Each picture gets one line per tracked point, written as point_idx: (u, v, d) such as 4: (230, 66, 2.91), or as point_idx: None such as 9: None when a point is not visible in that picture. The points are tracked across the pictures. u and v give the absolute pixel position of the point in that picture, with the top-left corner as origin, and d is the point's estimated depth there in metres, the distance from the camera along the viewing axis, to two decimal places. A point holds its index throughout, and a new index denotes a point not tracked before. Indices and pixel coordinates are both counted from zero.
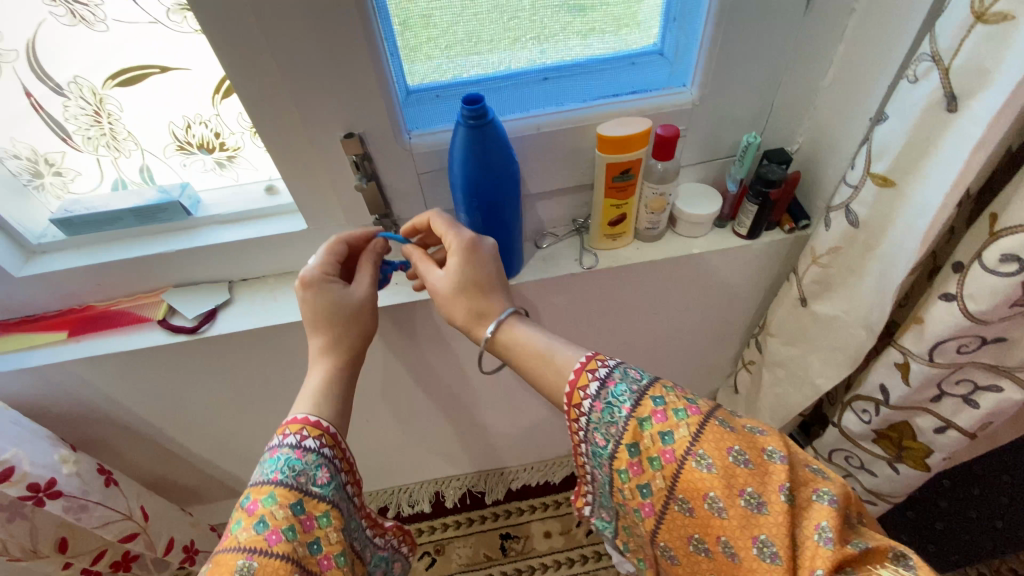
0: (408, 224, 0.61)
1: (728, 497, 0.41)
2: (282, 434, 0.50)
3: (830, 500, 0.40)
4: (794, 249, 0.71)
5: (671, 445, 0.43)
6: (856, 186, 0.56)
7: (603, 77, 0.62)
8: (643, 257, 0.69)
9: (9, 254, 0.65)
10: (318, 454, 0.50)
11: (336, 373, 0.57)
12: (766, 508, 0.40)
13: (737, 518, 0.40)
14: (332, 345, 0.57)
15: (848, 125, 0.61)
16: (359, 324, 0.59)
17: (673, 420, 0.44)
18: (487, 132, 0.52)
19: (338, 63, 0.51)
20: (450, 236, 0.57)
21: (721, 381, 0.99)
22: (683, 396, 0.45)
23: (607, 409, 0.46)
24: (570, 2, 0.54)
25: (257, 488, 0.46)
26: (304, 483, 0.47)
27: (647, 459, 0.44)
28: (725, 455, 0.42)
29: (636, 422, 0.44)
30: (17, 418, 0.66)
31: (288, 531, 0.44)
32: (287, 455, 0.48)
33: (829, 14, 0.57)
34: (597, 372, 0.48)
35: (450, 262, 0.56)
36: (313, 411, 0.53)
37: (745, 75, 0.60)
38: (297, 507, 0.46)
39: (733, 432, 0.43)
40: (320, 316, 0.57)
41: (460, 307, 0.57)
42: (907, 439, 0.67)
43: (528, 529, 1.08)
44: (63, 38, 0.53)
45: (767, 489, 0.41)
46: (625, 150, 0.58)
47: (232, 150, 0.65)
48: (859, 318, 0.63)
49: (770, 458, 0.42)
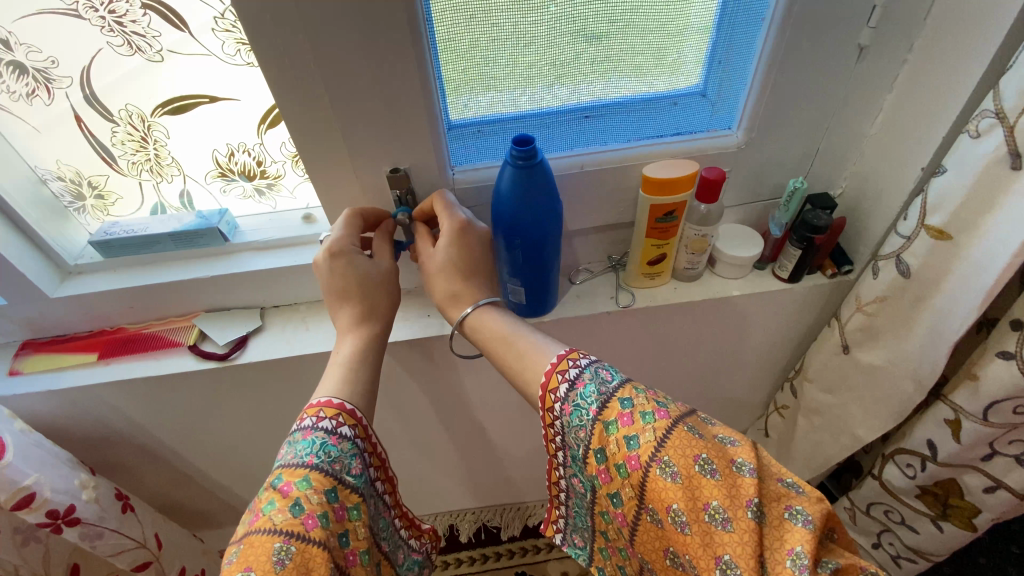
0: (418, 209, 0.59)
1: (692, 510, 0.38)
2: (316, 417, 0.47)
3: (804, 520, 0.37)
4: (835, 293, 0.70)
5: (636, 450, 0.40)
6: (909, 237, 0.56)
7: (645, 116, 0.60)
8: (681, 298, 0.68)
9: (46, 274, 0.65)
10: (351, 443, 0.47)
11: (367, 345, 0.54)
12: (730, 525, 0.37)
13: (700, 533, 0.38)
14: (358, 318, 0.54)
15: (897, 173, 0.60)
16: (386, 295, 0.56)
17: (640, 423, 0.41)
18: (536, 173, 0.52)
19: (390, 100, 0.51)
20: (445, 218, 0.55)
21: (750, 423, 0.96)
22: (654, 399, 0.42)
23: (575, 411, 0.44)
24: (586, 30, 0.52)
25: (289, 469, 0.44)
26: (339, 470, 0.45)
27: (614, 465, 0.42)
28: (691, 464, 0.38)
29: (602, 425, 0.42)
30: (40, 441, 0.65)
31: (323, 518, 0.42)
32: (323, 440, 0.46)
33: (880, 64, 0.56)
34: (567, 374, 0.46)
35: (443, 242, 0.54)
36: (344, 397, 0.49)
37: (793, 121, 0.60)
38: (331, 494, 0.43)
39: (702, 439, 0.40)
40: (342, 289, 0.54)
41: (442, 295, 0.56)
42: (953, 496, 0.64)
43: (544, 568, 1.05)
44: (118, 67, 0.54)
45: (734, 504, 0.37)
46: (670, 193, 0.57)
47: (273, 177, 0.65)
48: (907, 369, 0.61)
49: (739, 470, 0.38)
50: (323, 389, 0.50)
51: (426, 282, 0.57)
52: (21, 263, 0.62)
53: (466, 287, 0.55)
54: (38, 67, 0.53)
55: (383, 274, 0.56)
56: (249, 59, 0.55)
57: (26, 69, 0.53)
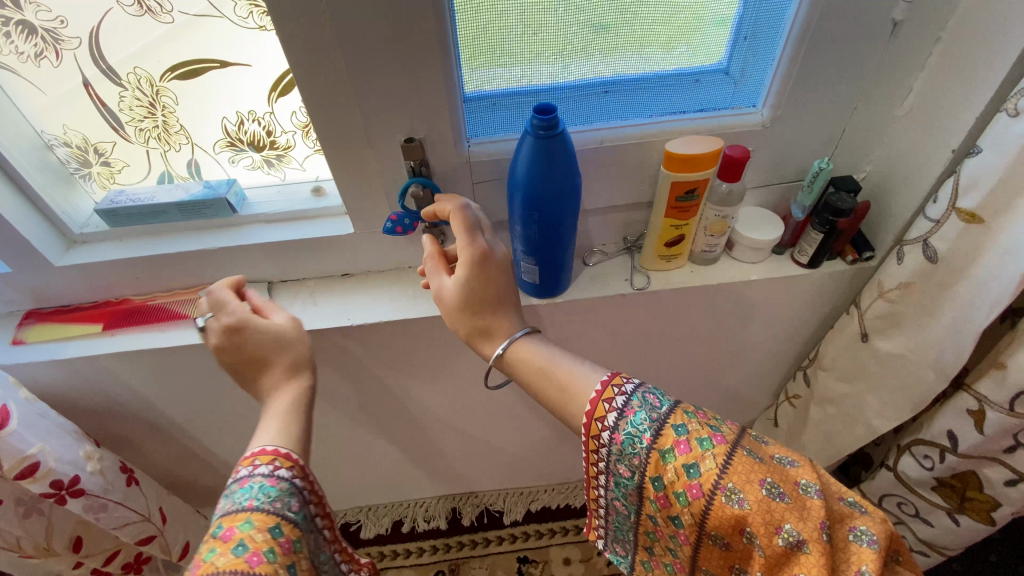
0: (430, 209, 0.55)
1: (766, 535, 0.40)
2: (251, 465, 0.47)
3: (869, 540, 0.40)
4: (855, 280, 0.68)
5: (698, 478, 0.41)
6: (939, 221, 0.54)
7: (667, 94, 0.58)
8: (698, 281, 0.66)
9: (51, 242, 0.64)
10: (291, 484, 0.47)
11: (300, 391, 0.55)
12: (806, 546, 0.39)
13: (774, 556, 0.40)
14: (280, 372, 0.55)
15: (925, 156, 0.58)
16: (301, 343, 0.57)
17: (698, 450, 0.42)
18: (556, 144, 0.50)
19: (407, 66, 0.50)
20: (462, 245, 0.53)
21: (759, 413, 0.95)
22: (707, 424, 0.44)
23: (627, 441, 0.44)
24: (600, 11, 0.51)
25: (228, 517, 0.43)
26: (281, 508, 0.45)
27: (672, 493, 0.43)
28: (759, 489, 0.40)
29: (658, 454, 0.43)
30: (45, 411, 0.64)
31: (269, 554, 0.41)
32: (261, 483, 0.45)
33: (914, 42, 0.54)
34: (615, 402, 0.46)
35: (460, 273, 0.52)
36: (281, 444, 0.50)
37: (820, 100, 0.58)
38: (275, 530, 0.43)
39: (762, 463, 0.42)
40: (251, 356, 0.55)
41: (469, 329, 0.54)
42: (971, 489, 0.62)
43: (546, 553, 1.04)
44: (126, 28, 0.53)
45: (807, 526, 0.40)
46: (692, 169, 0.55)
47: (283, 148, 0.63)
48: (929, 358, 0.60)
49: (806, 492, 0.41)
50: (259, 438, 0.50)
51: (446, 315, 0.55)
52: (25, 230, 0.60)
53: (492, 318, 0.54)
54: (47, 27, 0.51)
55: (289, 325, 0.57)
56: (261, 22, 0.53)
57: (34, 29, 0.51)
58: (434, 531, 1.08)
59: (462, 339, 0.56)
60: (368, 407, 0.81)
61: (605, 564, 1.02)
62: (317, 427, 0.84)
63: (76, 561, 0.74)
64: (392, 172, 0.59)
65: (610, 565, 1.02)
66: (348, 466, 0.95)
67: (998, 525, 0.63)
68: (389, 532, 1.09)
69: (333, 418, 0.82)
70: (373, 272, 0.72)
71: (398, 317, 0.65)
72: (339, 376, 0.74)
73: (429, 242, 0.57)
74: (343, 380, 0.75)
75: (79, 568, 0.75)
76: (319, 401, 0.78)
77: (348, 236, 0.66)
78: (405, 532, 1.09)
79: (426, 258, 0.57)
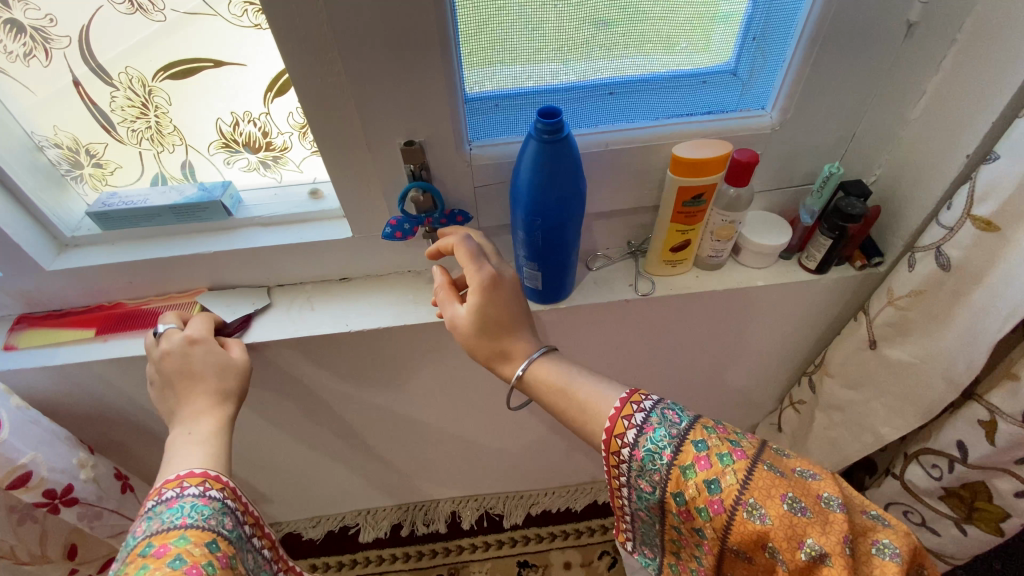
0: (433, 247, 0.56)
1: (788, 550, 0.39)
2: (179, 487, 0.46)
3: (893, 553, 0.39)
4: (864, 286, 0.67)
5: (718, 494, 0.41)
6: (953, 228, 0.53)
7: (674, 95, 0.57)
8: (703, 287, 0.65)
9: (42, 245, 0.62)
10: (223, 503, 0.46)
11: (224, 420, 0.53)
12: (829, 560, 0.38)
13: (798, 570, 0.39)
14: (211, 395, 0.53)
15: (939, 161, 0.57)
16: (243, 377, 0.56)
17: (719, 466, 0.42)
18: (561, 148, 0.49)
19: (408, 67, 0.48)
20: (470, 271, 0.52)
21: (762, 417, 0.94)
22: (727, 439, 0.43)
23: (648, 457, 0.44)
24: (609, 10, 0.49)
25: (160, 535, 0.41)
26: (215, 525, 0.44)
27: (694, 508, 0.43)
28: (780, 504, 0.40)
29: (679, 470, 0.43)
30: (38, 419, 0.62)
31: (208, 566, 0.40)
32: (193, 502, 0.45)
33: (928, 43, 0.53)
34: (633, 419, 0.46)
35: (473, 299, 0.52)
36: (210, 466, 0.49)
37: (831, 103, 0.56)
38: (213, 545, 0.42)
39: (783, 477, 0.41)
40: (193, 372, 0.54)
41: (489, 353, 0.54)
42: (980, 500, 0.61)
43: (546, 558, 1.03)
44: (117, 26, 0.51)
45: (830, 540, 0.39)
46: (700, 174, 0.54)
47: (279, 149, 0.62)
48: (940, 367, 0.59)
49: (828, 506, 0.40)
50: (182, 461, 0.48)
51: (465, 343, 0.54)
52: (16, 233, 0.59)
53: (510, 341, 0.53)
54: (35, 26, 0.50)
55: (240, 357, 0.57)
56: (256, 21, 0.51)
57: (23, 28, 0.50)
58: (433, 534, 1.07)
59: (482, 361, 0.55)
60: (367, 412, 0.80)
61: (606, 568, 1.01)
62: (316, 432, 0.83)
63: (72, 568, 0.75)
64: (391, 175, 0.57)
65: (611, 570, 1.01)
66: (346, 470, 0.94)
67: (1007, 535, 0.63)
68: (388, 535, 1.07)
69: (331, 423, 0.81)
70: (372, 276, 0.70)
71: (397, 323, 0.63)
72: (337, 381, 0.72)
73: (438, 274, 0.57)
74: (341, 386, 0.73)
75: None
76: (316, 406, 0.77)
77: (347, 240, 0.64)
78: (404, 535, 1.08)
79: (437, 294, 0.56)
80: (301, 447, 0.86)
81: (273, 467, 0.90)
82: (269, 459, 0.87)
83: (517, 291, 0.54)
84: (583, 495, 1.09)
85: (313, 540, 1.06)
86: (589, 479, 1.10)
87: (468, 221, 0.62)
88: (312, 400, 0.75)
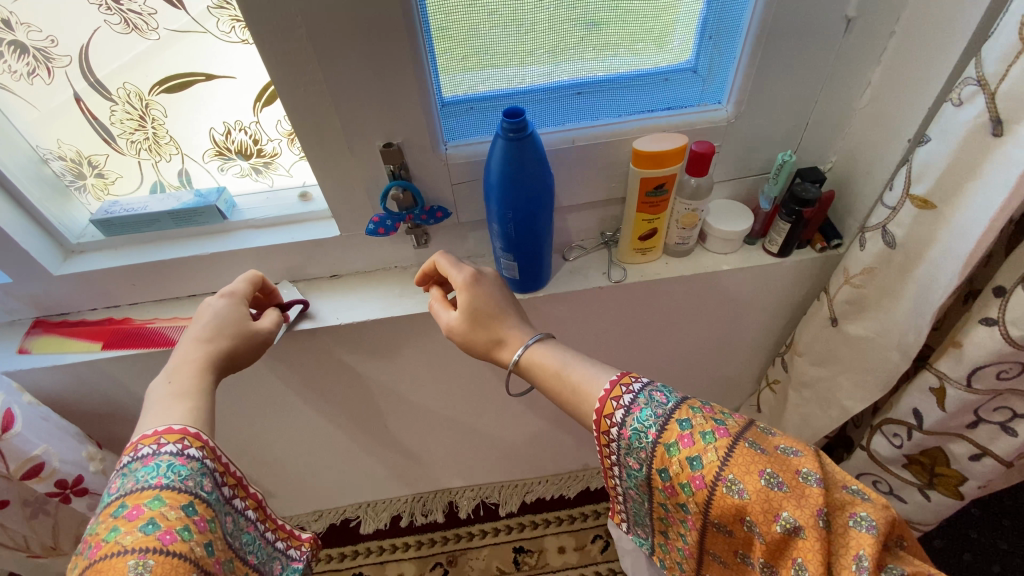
0: (419, 273, 0.63)
1: (765, 522, 0.42)
2: (157, 444, 0.47)
3: (869, 525, 0.40)
4: (825, 267, 0.71)
5: (700, 470, 0.43)
6: (894, 208, 0.57)
7: (636, 94, 0.61)
8: (673, 273, 0.69)
9: (48, 252, 0.66)
10: (202, 463, 0.48)
11: (205, 370, 0.55)
12: (803, 532, 0.40)
13: (774, 541, 0.42)
14: (201, 343, 0.56)
15: (885, 146, 0.61)
16: (232, 340, 0.58)
17: (701, 444, 0.44)
18: (526, 146, 0.53)
19: (383, 76, 0.53)
20: (455, 274, 0.60)
21: (744, 399, 0.97)
22: (711, 418, 0.46)
23: (634, 436, 0.47)
24: (572, 17, 0.53)
25: (134, 495, 0.44)
26: (192, 486, 0.46)
27: (678, 484, 0.45)
28: (758, 479, 0.42)
29: (664, 448, 0.46)
30: (48, 414, 0.66)
31: (184, 531, 0.43)
32: (169, 462, 0.46)
33: (868, 38, 0.57)
34: (622, 400, 0.49)
35: (461, 298, 0.58)
36: (189, 423, 0.50)
37: (781, 95, 0.61)
38: (188, 509, 0.45)
39: (764, 454, 0.43)
40: (203, 322, 0.58)
41: (487, 343, 0.58)
42: (940, 465, 0.65)
43: (541, 543, 1.06)
44: (115, 45, 0.55)
45: (804, 513, 0.41)
46: (660, 166, 0.58)
47: (269, 156, 0.66)
48: (894, 340, 0.63)
49: (806, 480, 0.42)
50: (163, 416, 0.50)
51: (464, 342, 0.59)
52: (23, 241, 0.63)
53: (501, 327, 0.58)
54: (38, 47, 0.54)
55: (262, 329, 0.61)
56: (243, 36, 0.56)
57: (26, 48, 0.54)
58: (431, 524, 1.10)
59: (485, 355, 0.60)
60: (363, 403, 0.84)
61: (598, 552, 1.04)
62: (313, 424, 0.87)
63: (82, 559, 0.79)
64: (374, 175, 0.61)
65: (603, 553, 1.04)
66: (342, 462, 0.98)
67: (967, 498, 0.66)
68: (388, 526, 1.11)
69: (327, 415, 0.85)
70: (361, 272, 0.74)
71: (385, 315, 0.68)
72: (332, 373, 0.76)
73: (433, 291, 0.64)
74: (336, 377, 0.77)
75: None
76: (311, 398, 0.81)
77: (334, 238, 0.68)
78: (403, 526, 1.11)
79: (433, 301, 0.62)
80: (300, 438, 0.90)
81: (274, 459, 0.94)
82: (269, 451, 0.91)
83: (501, 285, 0.61)
84: (576, 482, 1.13)
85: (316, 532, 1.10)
86: (580, 467, 1.13)
87: (447, 216, 0.65)
88: (307, 392, 0.79)
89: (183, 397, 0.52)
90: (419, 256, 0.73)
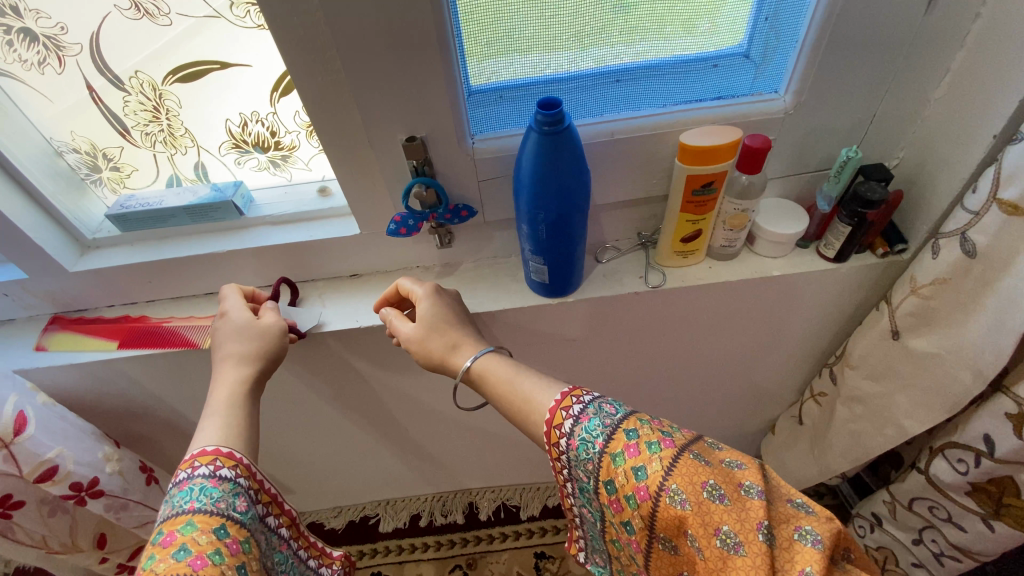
0: (379, 300, 0.62)
1: (704, 536, 0.37)
2: (191, 467, 0.46)
3: (814, 540, 0.37)
4: (886, 275, 0.65)
5: (644, 481, 0.39)
6: (978, 212, 0.51)
7: (682, 82, 0.55)
8: (717, 277, 0.63)
9: (64, 248, 0.65)
10: (235, 483, 0.46)
11: (237, 385, 0.53)
12: (743, 549, 0.36)
13: (713, 560, 0.37)
14: (231, 359, 0.54)
15: (965, 141, 0.54)
16: (260, 340, 0.55)
17: (647, 454, 0.40)
18: (562, 140, 0.48)
19: (407, 64, 0.48)
20: (417, 287, 0.59)
21: (783, 410, 0.91)
22: (659, 429, 0.41)
23: (582, 446, 0.43)
24: None
25: (169, 521, 0.42)
26: (225, 508, 0.44)
27: (624, 497, 0.40)
28: (701, 491, 0.38)
29: (610, 457, 0.41)
30: (63, 415, 0.66)
31: (215, 555, 0.40)
32: (202, 484, 0.44)
33: (951, 17, 0.50)
34: (571, 410, 0.45)
35: (421, 307, 0.56)
36: (222, 442, 0.48)
37: (848, 84, 0.54)
38: (221, 531, 0.42)
39: (708, 466, 0.39)
40: (220, 339, 0.55)
41: (442, 351, 0.55)
42: (1008, 495, 0.59)
43: (564, 550, 1.03)
44: (126, 32, 0.52)
45: (746, 528, 0.37)
46: (712, 162, 0.52)
47: (287, 148, 0.62)
48: (965, 359, 0.56)
49: (747, 493, 0.38)
50: (201, 439, 0.49)
51: (419, 352, 0.56)
52: (38, 236, 0.61)
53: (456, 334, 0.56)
54: (47, 34, 0.51)
55: (268, 321, 0.57)
56: (258, 21, 0.52)
57: (36, 36, 0.51)
58: (450, 525, 1.08)
59: (438, 368, 0.56)
60: (383, 406, 0.81)
61: None
62: (334, 426, 0.84)
63: (102, 556, 0.78)
64: (395, 172, 0.57)
65: None
66: (362, 462, 0.96)
67: None
68: (407, 526, 1.09)
69: (347, 417, 0.83)
70: (382, 272, 0.71)
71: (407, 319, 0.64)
72: (352, 377, 0.74)
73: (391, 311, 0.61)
74: (354, 381, 0.74)
75: (106, 563, 0.79)
76: (329, 400, 0.78)
77: (355, 237, 0.65)
78: (422, 526, 1.09)
79: (388, 319, 0.59)
80: (319, 440, 0.87)
81: (294, 459, 0.92)
82: (287, 451, 0.89)
83: (460, 300, 0.60)
84: None
85: (335, 529, 1.09)
86: None
87: (472, 215, 0.61)
88: (325, 395, 0.77)
89: (213, 414, 0.51)
90: (442, 254, 0.69)
